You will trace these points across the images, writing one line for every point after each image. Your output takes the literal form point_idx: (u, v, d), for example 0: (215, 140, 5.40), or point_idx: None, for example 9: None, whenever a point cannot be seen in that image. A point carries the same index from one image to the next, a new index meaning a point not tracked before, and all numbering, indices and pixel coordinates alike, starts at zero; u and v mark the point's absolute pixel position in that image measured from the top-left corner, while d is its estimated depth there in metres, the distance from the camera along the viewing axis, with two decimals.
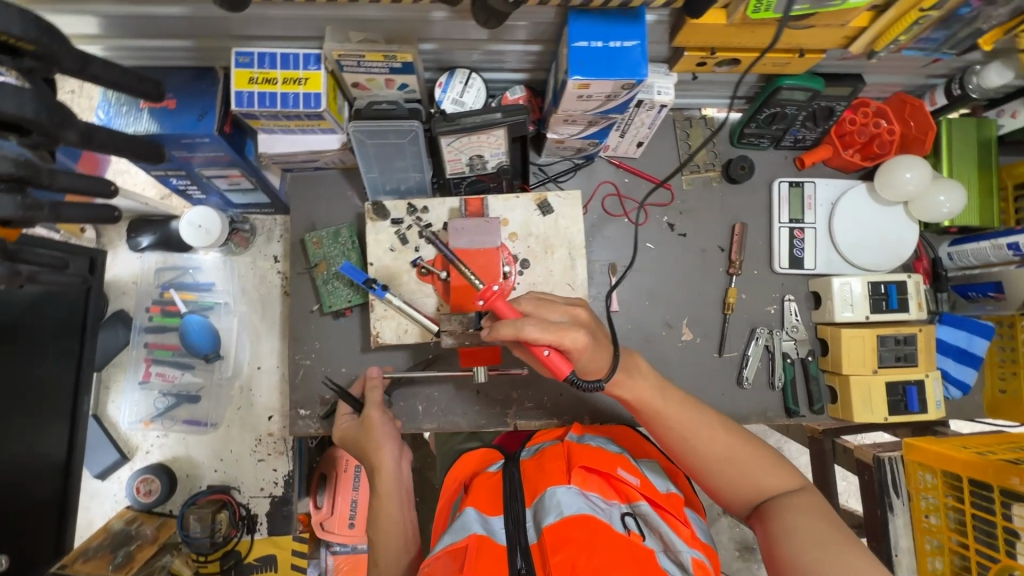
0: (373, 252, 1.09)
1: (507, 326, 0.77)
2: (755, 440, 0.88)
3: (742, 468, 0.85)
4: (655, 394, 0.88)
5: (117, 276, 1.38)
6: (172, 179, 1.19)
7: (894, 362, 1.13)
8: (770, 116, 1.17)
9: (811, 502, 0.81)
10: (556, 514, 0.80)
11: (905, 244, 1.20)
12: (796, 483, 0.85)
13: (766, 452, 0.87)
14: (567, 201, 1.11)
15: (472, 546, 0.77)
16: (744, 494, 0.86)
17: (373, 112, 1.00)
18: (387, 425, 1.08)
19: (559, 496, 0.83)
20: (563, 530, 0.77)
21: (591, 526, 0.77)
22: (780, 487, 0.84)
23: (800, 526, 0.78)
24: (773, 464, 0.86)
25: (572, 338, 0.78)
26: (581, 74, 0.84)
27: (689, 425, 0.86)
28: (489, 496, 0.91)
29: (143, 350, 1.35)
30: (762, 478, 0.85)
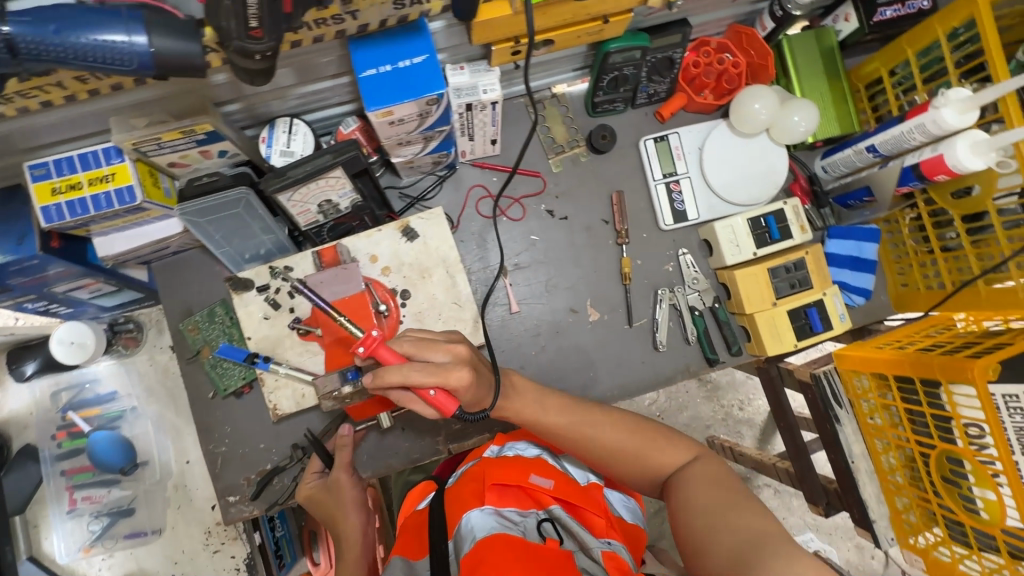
0: (248, 326, 1.04)
1: (394, 374, 0.74)
2: (646, 424, 0.93)
3: (637, 453, 0.89)
4: (538, 407, 0.91)
5: (11, 411, 1.31)
6: (27, 304, 1.11)
7: (790, 290, 1.14)
8: (613, 80, 1.14)
9: (704, 469, 0.86)
10: (471, 541, 0.79)
11: (777, 171, 1.21)
12: (690, 453, 0.90)
13: (658, 432, 0.92)
14: (430, 221, 1.08)
15: None
16: (646, 476, 0.90)
17: (196, 188, 0.95)
18: (353, 486, 1.06)
19: (472, 521, 0.83)
20: (477, 554, 0.76)
21: (503, 545, 0.77)
22: (676, 462, 0.89)
23: (693, 498, 0.82)
24: (667, 441, 0.91)
25: (456, 376, 0.77)
26: (378, 103, 0.80)
27: (579, 428, 0.90)
28: (414, 538, 0.90)
29: (60, 480, 1.28)
30: (659, 458, 0.89)
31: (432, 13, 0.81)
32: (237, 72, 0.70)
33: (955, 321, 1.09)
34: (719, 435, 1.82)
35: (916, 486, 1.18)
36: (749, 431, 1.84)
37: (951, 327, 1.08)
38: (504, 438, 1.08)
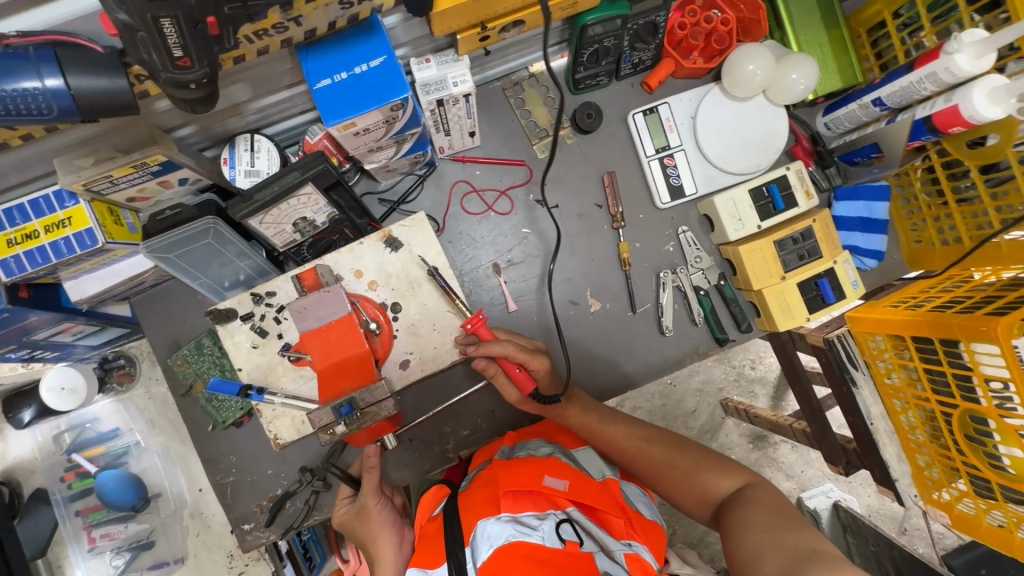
0: (237, 357, 1.00)
1: (495, 345, 0.95)
2: (697, 447, 0.96)
3: (685, 470, 0.93)
4: (592, 416, 1.02)
5: (16, 458, 1.31)
6: (11, 354, 1.07)
7: (799, 262, 1.08)
8: (594, 54, 1.06)
9: (754, 492, 0.85)
10: (488, 548, 0.77)
11: (777, 134, 1.13)
12: (742, 479, 0.90)
13: (710, 457, 0.94)
14: (413, 227, 1.02)
15: None
16: (696, 496, 0.91)
17: (160, 223, 0.89)
18: (384, 511, 0.99)
19: (489, 529, 0.80)
20: (497, 563, 0.74)
21: (523, 553, 0.75)
22: (728, 486, 0.89)
23: (741, 516, 0.82)
24: (717, 466, 0.92)
25: (537, 357, 0.99)
26: (337, 117, 0.73)
27: (629, 442, 0.98)
28: (428, 546, 0.86)
29: (77, 520, 1.28)
30: (709, 481, 0.91)
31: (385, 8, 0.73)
32: (176, 102, 0.63)
33: (972, 274, 1.03)
34: (732, 396, 1.78)
35: (938, 441, 1.10)
36: (762, 390, 1.79)
37: (968, 281, 1.02)
38: (515, 437, 1.07)
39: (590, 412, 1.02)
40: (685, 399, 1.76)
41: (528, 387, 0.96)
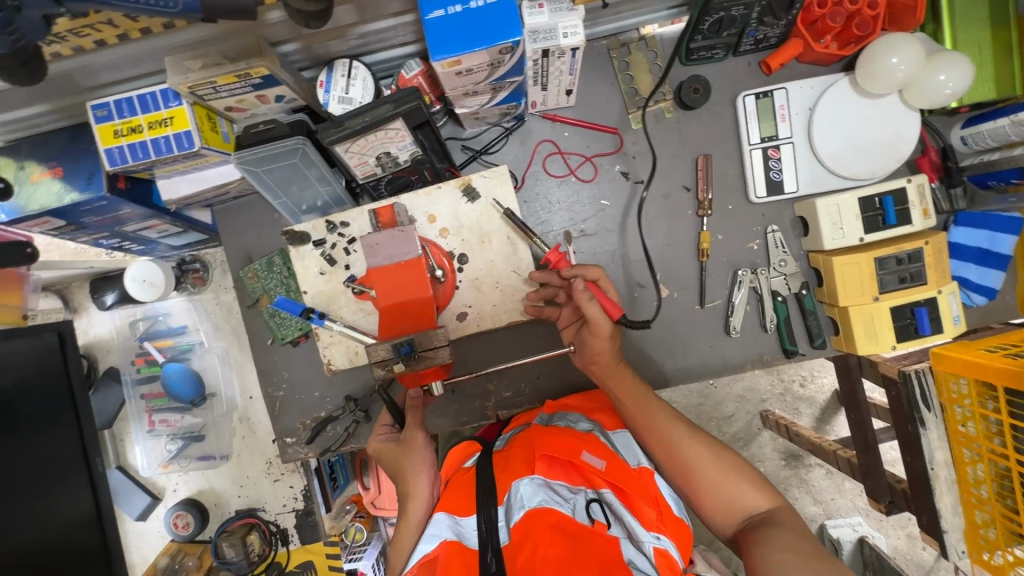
0: (305, 280, 1.03)
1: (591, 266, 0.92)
2: (734, 454, 0.88)
3: (718, 475, 0.84)
4: (635, 390, 0.93)
5: (96, 336, 1.42)
6: (103, 241, 1.16)
7: (898, 284, 0.99)
8: (717, 23, 0.97)
9: (790, 518, 0.77)
10: (519, 510, 0.78)
11: (903, 141, 1.02)
12: (775, 501, 0.82)
13: (746, 468, 0.85)
14: (493, 180, 1.00)
15: (442, 556, 0.75)
16: (721, 506, 0.83)
17: (253, 135, 0.90)
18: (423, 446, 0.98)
19: (522, 490, 0.81)
20: (525, 527, 0.75)
21: (550, 521, 0.75)
22: (759, 504, 0.81)
23: (772, 539, 0.73)
24: (753, 480, 0.84)
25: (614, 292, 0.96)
26: (444, 53, 0.70)
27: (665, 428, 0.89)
28: (461, 496, 0.89)
29: (141, 402, 1.39)
30: (739, 495, 0.82)
31: None
32: (292, 14, 0.62)
33: None
34: (773, 409, 1.70)
35: (1006, 500, 1.01)
36: (807, 409, 1.70)
37: None
38: (555, 406, 1.07)
39: (634, 386, 0.93)
40: (723, 402, 1.70)
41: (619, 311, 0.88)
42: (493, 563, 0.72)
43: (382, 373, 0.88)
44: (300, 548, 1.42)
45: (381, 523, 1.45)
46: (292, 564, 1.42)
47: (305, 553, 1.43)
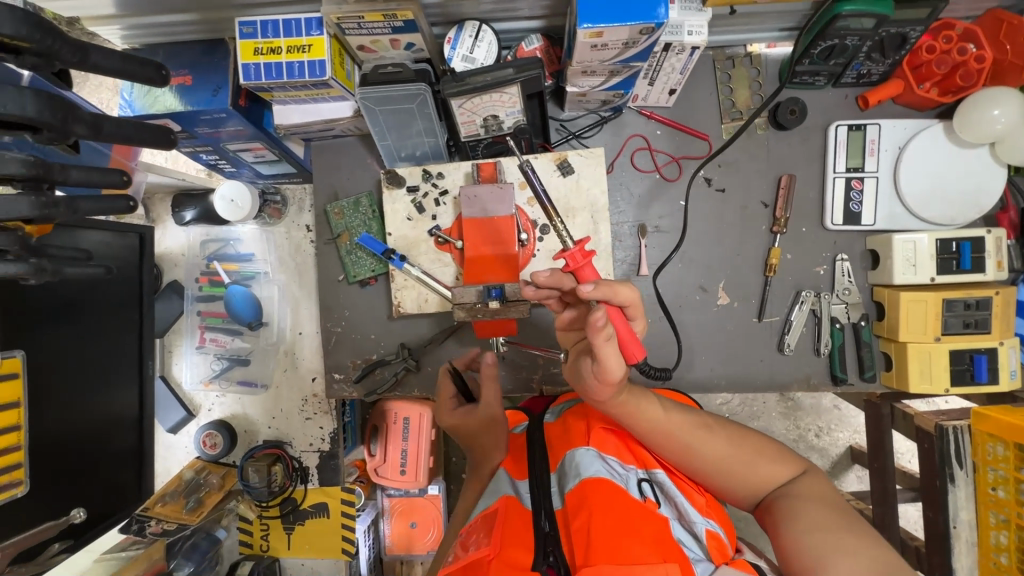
0: (391, 223, 1.08)
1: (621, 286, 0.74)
2: (747, 432, 0.84)
3: (739, 460, 0.80)
4: (648, 403, 0.79)
5: (167, 248, 1.47)
6: (202, 155, 1.22)
7: (962, 329, 1.01)
8: (828, 49, 1.01)
9: (817, 488, 0.77)
10: (575, 477, 0.78)
11: (987, 194, 1.04)
12: (796, 469, 0.81)
13: (762, 442, 0.83)
14: (589, 159, 1.04)
15: (501, 509, 0.79)
16: (745, 488, 0.80)
17: (379, 76, 0.95)
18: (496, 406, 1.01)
19: (578, 459, 0.81)
20: (580, 493, 0.76)
21: (606, 490, 0.74)
22: (782, 477, 0.80)
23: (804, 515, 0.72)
24: (770, 453, 0.81)
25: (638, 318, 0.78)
26: (591, 21, 0.75)
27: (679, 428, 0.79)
28: (517, 457, 0.92)
29: (196, 318, 1.45)
30: (760, 470, 0.80)
31: None
32: None
33: None
34: None
35: None
36: (818, 459, 1.71)
37: None
38: None
39: (643, 397, 0.79)
40: None
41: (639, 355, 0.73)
42: (548, 525, 0.75)
43: (464, 317, 0.91)
44: (316, 488, 1.45)
45: (378, 494, 1.69)
46: (307, 503, 1.46)
47: (321, 494, 1.45)
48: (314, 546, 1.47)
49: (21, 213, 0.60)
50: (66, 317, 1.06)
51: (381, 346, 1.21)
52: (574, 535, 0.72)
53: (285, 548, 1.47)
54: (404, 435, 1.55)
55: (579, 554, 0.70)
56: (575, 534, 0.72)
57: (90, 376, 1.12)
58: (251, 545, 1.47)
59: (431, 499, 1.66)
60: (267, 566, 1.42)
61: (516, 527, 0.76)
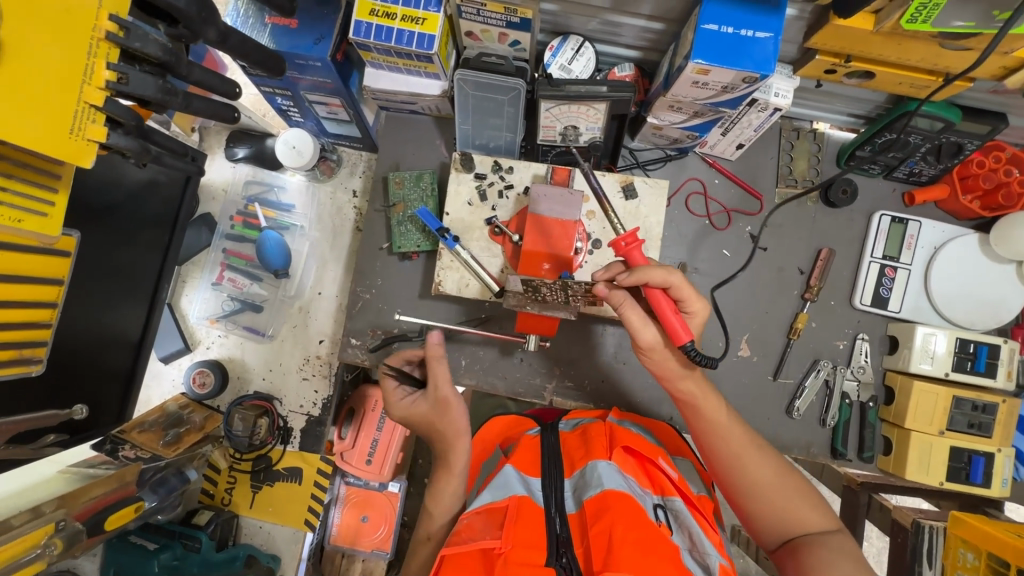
0: (452, 203, 1.09)
1: (657, 270, 0.85)
2: (801, 478, 0.92)
3: (782, 495, 0.89)
4: (720, 409, 0.94)
5: (210, 180, 1.46)
6: (278, 98, 1.23)
7: (965, 428, 1.07)
8: (890, 142, 1.07)
9: (846, 545, 0.83)
10: (596, 488, 0.82)
11: (1006, 307, 1.11)
12: (832, 526, 0.87)
13: (810, 492, 0.91)
14: (652, 188, 1.08)
15: (512, 507, 0.81)
16: (779, 524, 0.89)
17: (481, 63, 0.99)
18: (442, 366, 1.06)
19: (601, 472, 0.85)
20: (600, 502, 0.79)
21: (628, 505, 0.78)
22: (818, 527, 0.87)
23: (831, 562, 0.80)
24: (814, 503, 0.89)
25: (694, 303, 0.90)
26: (704, 58, 0.80)
27: (740, 443, 0.92)
28: (528, 458, 0.94)
29: (221, 255, 1.44)
30: (799, 513, 0.88)
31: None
32: None
33: None
34: None
35: None
36: None
37: None
38: (620, 412, 1.09)
39: (718, 403, 0.95)
40: None
41: (684, 339, 0.84)
42: (559, 526, 0.80)
43: (514, 303, 0.98)
44: (295, 452, 1.41)
45: (336, 480, 1.61)
46: (281, 465, 1.41)
47: (297, 458, 1.42)
48: (277, 511, 1.41)
49: (146, 92, 0.62)
50: (105, 221, 1.05)
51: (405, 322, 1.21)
52: (591, 541, 0.75)
53: (246, 506, 1.41)
54: (379, 424, 1.51)
55: (598, 560, 0.73)
56: (593, 539, 0.75)
57: (109, 289, 1.11)
58: (213, 496, 1.41)
59: (389, 496, 1.61)
60: (226, 519, 1.37)
61: (527, 526, 0.79)
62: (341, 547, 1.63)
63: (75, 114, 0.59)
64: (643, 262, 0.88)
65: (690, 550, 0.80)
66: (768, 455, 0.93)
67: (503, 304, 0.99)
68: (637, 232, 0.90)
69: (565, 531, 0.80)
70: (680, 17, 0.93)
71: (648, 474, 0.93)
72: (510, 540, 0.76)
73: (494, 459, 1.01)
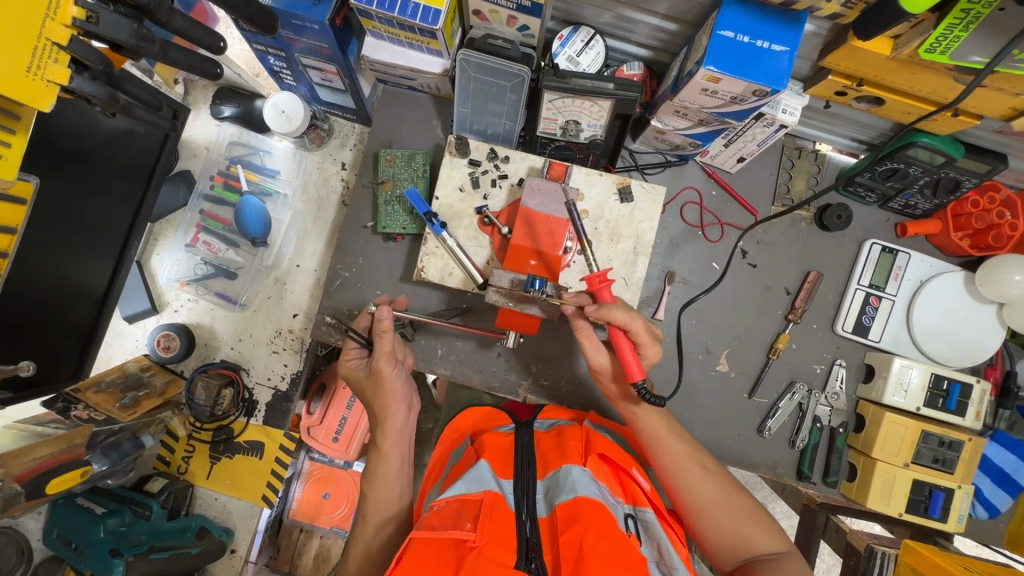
0: (441, 187, 1.05)
1: (620, 311, 0.85)
2: (750, 498, 0.91)
3: (729, 514, 0.88)
4: (665, 424, 0.94)
5: (193, 136, 1.40)
6: (270, 57, 1.16)
7: (930, 462, 1.08)
8: (890, 171, 1.06)
9: (795, 566, 0.82)
10: (569, 492, 0.80)
11: (983, 347, 1.11)
12: (783, 547, 0.86)
13: (759, 511, 0.90)
14: (649, 194, 1.04)
15: (487, 503, 0.79)
16: (730, 545, 0.88)
17: (487, 45, 0.95)
18: (396, 381, 1.03)
19: (575, 476, 0.83)
20: (573, 508, 0.77)
21: (600, 513, 0.76)
22: (766, 548, 0.86)
23: None
24: (765, 524, 0.88)
25: (651, 348, 0.89)
26: (716, 66, 0.78)
27: (682, 460, 0.91)
28: (500, 456, 0.92)
29: (197, 216, 1.37)
30: (748, 534, 0.87)
31: (820, 12, 0.76)
32: None
33: None
34: None
35: None
36: None
37: None
38: (598, 418, 1.07)
39: (662, 419, 0.94)
40: None
41: (635, 378, 0.83)
42: (529, 530, 0.79)
43: (497, 299, 0.93)
44: (257, 426, 1.37)
45: (299, 456, 1.58)
46: (242, 438, 1.38)
47: (260, 433, 1.38)
48: (235, 484, 1.38)
49: (117, 36, 0.59)
50: (72, 168, 0.99)
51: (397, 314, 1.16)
52: (561, 548, 0.74)
53: (203, 476, 1.37)
54: (348, 403, 1.47)
55: (568, 569, 0.72)
56: (563, 547, 0.74)
57: (75, 240, 1.06)
58: (168, 463, 1.37)
59: (352, 476, 1.58)
60: (179, 489, 1.32)
61: (499, 527, 0.77)
62: (300, 522, 1.60)
63: (36, 52, 0.57)
64: (610, 300, 0.86)
65: (658, 563, 0.79)
66: (715, 473, 0.92)
67: (484, 300, 0.94)
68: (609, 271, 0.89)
69: (535, 534, 0.79)
70: (696, 20, 0.90)
71: (621, 483, 0.92)
72: (486, 534, 0.74)
73: (464, 448, 0.99)
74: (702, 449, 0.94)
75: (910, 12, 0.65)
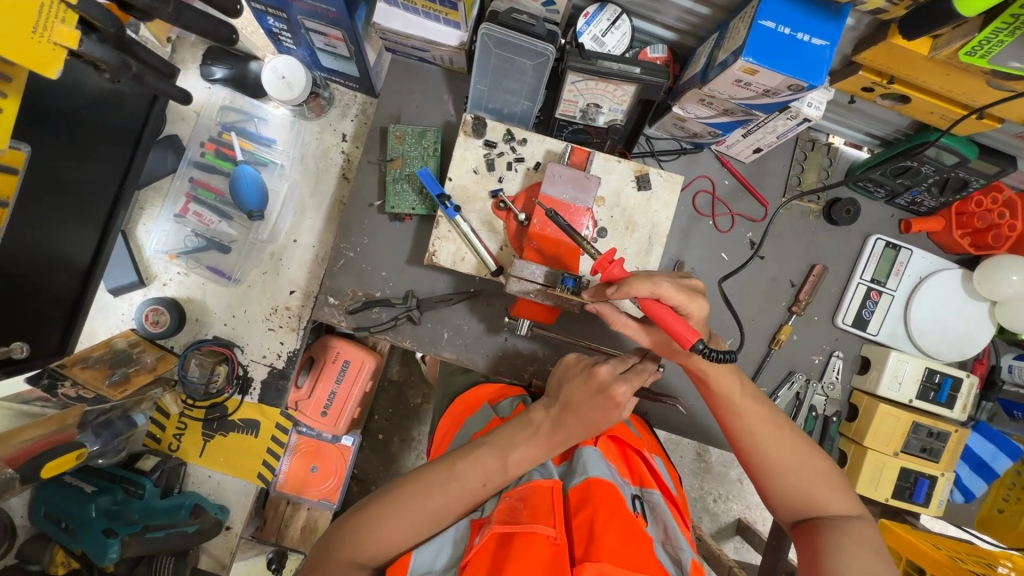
0: (455, 168, 1.01)
1: (641, 281, 0.77)
2: (823, 459, 0.88)
3: (800, 476, 0.85)
4: (738, 384, 0.89)
5: (181, 99, 1.31)
6: (269, 18, 1.08)
7: (917, 452, 1.13)
8: (901, 169, 1.06)
9: (864, 532, 0.81)
10: (581, 476, 0.82)
11: (973, 342, 1.15)
12: (851, 509, 0.85)
13: (830, 472, 0.87)
14: (666, 182, 1.03)
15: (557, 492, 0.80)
16: (795, 505, 0.86)
17: (510, 20, 0.89)
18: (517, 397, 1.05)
19: (587, 459, 0.85)
20: (584, 490, 0.79)
21: (609, 493, 0.78)
22: (836, 510, 0.84)
23: (855, 552, 0.78)
24: (837, 487, 0.86)
25: (695, 307, 0.81)
26: (755, 58, 0.75)
27: (760, 422, 0.87)
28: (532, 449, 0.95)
29: (186, 184, 1.30)
30: (817, 496, 0.85)
31: (863, 6, 0.74)
32: None
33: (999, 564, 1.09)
34: None
35: None
36: (708, 521, 1.78)
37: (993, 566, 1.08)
38: None
39: (736, 378, 0.88)
40: None
41: (691, 341, 0.75)
42: None
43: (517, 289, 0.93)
44: (253, 405, 1.34)
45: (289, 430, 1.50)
46: (236, 417, 1.34)
47: (256, 412, 1.35)
48: (229, 461, 1.35)
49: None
50: (56, 129, 0.92)
51: (397, 295, 1.14)
52: (574, 531, 0.74)
53: (196, 454, 1.34)
54: (337, 377, 1.46)
55: (579, 549, 0.72)
56: (575, 528, 0.75)
57: (61, 209, 1.00)
58: (159, 441, 1.33)
59: (341, 448, 1.51)
60: (172, 467, 1.30)
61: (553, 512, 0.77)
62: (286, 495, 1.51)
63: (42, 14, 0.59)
64: (622, 277, 0.81)
65: (663, 543, 0.80)
66: (791, 434, 0.88)
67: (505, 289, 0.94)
68: (614, 248, 0.84)
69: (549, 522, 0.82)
70: (730, 5, 0.87)
71: (629, 463, 0.94)
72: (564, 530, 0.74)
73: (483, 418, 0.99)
74: (777, 409, 0.89)
75: (962, 15, 0.65)
